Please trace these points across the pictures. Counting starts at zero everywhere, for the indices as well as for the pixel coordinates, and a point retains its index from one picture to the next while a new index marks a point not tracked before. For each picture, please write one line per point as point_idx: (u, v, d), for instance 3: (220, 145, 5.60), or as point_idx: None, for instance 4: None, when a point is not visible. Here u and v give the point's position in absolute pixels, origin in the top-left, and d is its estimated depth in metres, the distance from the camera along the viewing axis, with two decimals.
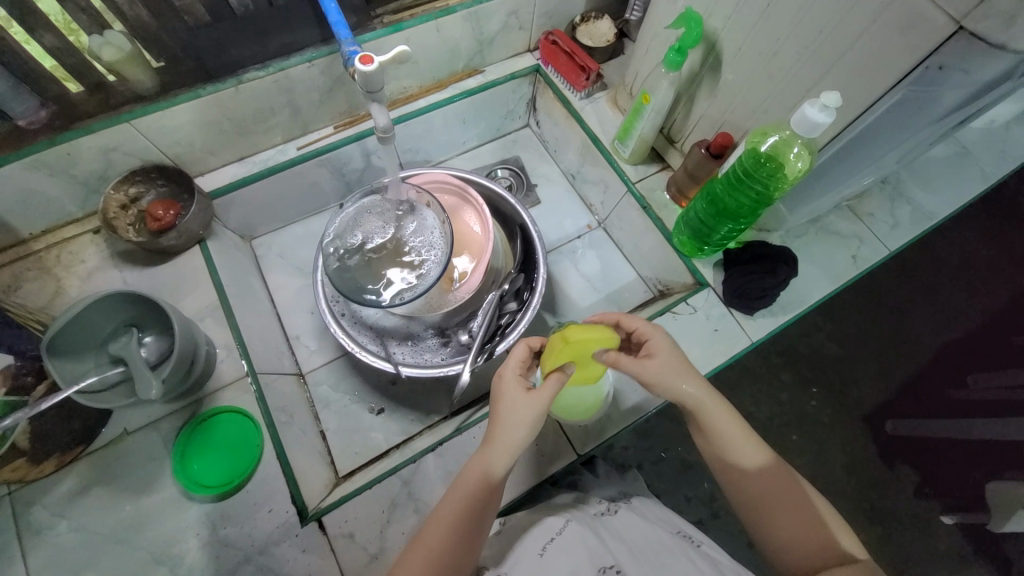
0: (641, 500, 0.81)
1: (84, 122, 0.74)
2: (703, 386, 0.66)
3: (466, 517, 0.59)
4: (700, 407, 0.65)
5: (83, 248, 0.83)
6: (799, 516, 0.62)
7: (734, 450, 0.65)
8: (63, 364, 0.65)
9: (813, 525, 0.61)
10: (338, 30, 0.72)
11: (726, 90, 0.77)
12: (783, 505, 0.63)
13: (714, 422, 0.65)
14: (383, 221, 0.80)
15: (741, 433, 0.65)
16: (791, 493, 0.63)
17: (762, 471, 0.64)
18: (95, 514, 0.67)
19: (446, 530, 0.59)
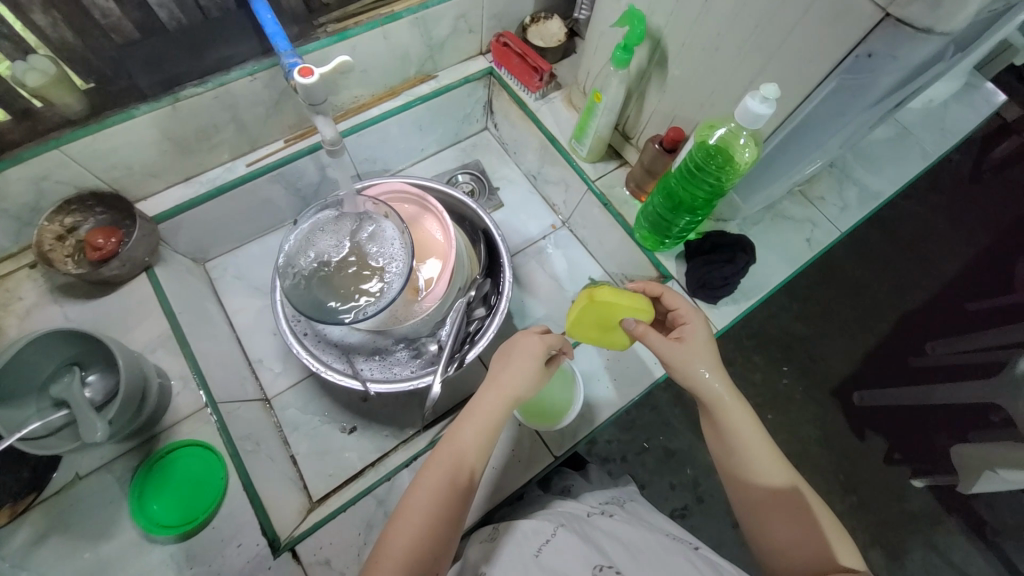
0: (634, 507, 0.82)
1: (11, 153, 0.69)
2: (726, 383, 0.67)
3: (448, 489, 0.58)
4: (722, 401, 0.66)
5: (19, 284, 0.78)
6: (795, 521, 0.62)
7: (748, 452, 0.65)
8: (2, 411, 0.60)
9: (814, 534, 0.60)
10: (277, 41, 0.69)
11: (675, 85, 0.78)
12: (781, 507, 0.63)
13: (734, 421, 0.66)
14: (336, 238, 0.77)
15: (760, 435, 0.66)
16: (792, 497, 0.63)
17: (770, 476, 0.64)
18: (48, 568, 0.62)
19: (418, 523, 0.56)
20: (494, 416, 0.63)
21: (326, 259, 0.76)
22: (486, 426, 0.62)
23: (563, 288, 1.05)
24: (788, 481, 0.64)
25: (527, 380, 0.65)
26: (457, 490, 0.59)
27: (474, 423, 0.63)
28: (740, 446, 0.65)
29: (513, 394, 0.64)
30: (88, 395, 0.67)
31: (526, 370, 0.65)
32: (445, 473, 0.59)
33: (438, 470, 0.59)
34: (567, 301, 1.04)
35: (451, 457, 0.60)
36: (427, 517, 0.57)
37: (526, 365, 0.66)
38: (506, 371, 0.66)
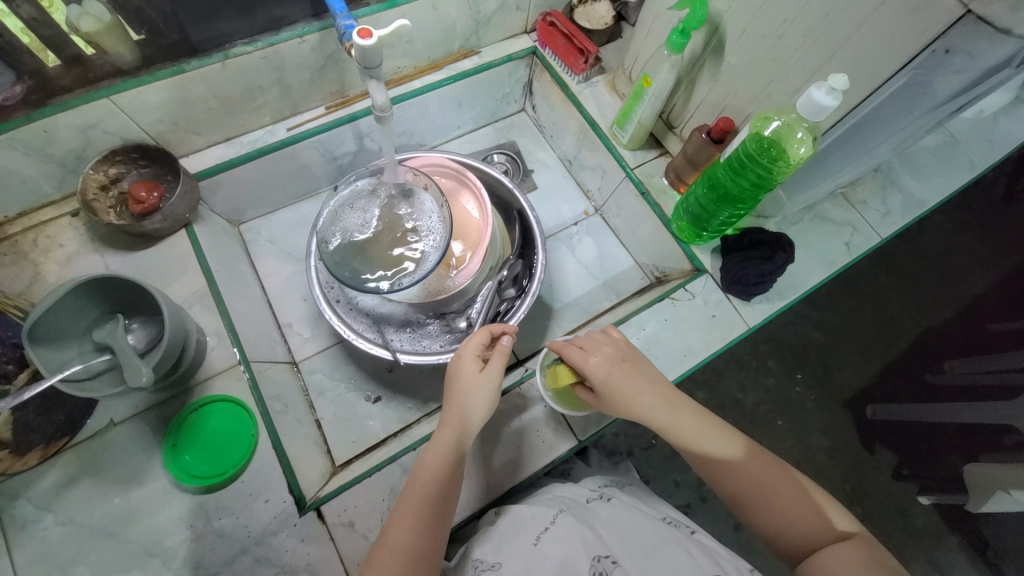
0: (632, 491, 0.81)
1: (61, 97, 0.69)
2: (660, 403, 0.66)
3: (423, 522, 0.58)
4: (662, 418, 0.66)
5: (61, 231, 0.79)
6: (786, 503, 0.61)
7: (708, 449, 0.65)
8: (47, 352, 0.62)
9: (802, 512, 0.61)
10: (333, 3, 0.69)
11: (729, 74, 0.77)
12: (768, 499, 0.62)
13: (680, 427, 0.65)
14: (363, 217, 0.76)
15: (710, 427, 0.66)
16: (772, 479, 0.63)
17: (739, 466, 0.64)
18: (83, 507, 0.64)
19: (410, 525, 0.57)
20: (452, 446, 0.63)
21: (353, 238, 0.76)
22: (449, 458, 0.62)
23: (592, 275, 1.04)
24: (758, 463, 0.64)
25: (479, 414, 0.65)
26: (431, 519, 0.58)
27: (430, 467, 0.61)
28: (697, 446, 0.65)
29: (471, 426, 0.64)
30: (131, 342, 0.68)
31: (477, 404, 0.65)
32: (413, 508, 0.58)
33: (404, 511, 0.58)
34: (594, 288, 1.03)
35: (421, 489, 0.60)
36: (414, 525, 0.57)
37: (476, 400, 0.65)
38: (457, 405, 0.66)
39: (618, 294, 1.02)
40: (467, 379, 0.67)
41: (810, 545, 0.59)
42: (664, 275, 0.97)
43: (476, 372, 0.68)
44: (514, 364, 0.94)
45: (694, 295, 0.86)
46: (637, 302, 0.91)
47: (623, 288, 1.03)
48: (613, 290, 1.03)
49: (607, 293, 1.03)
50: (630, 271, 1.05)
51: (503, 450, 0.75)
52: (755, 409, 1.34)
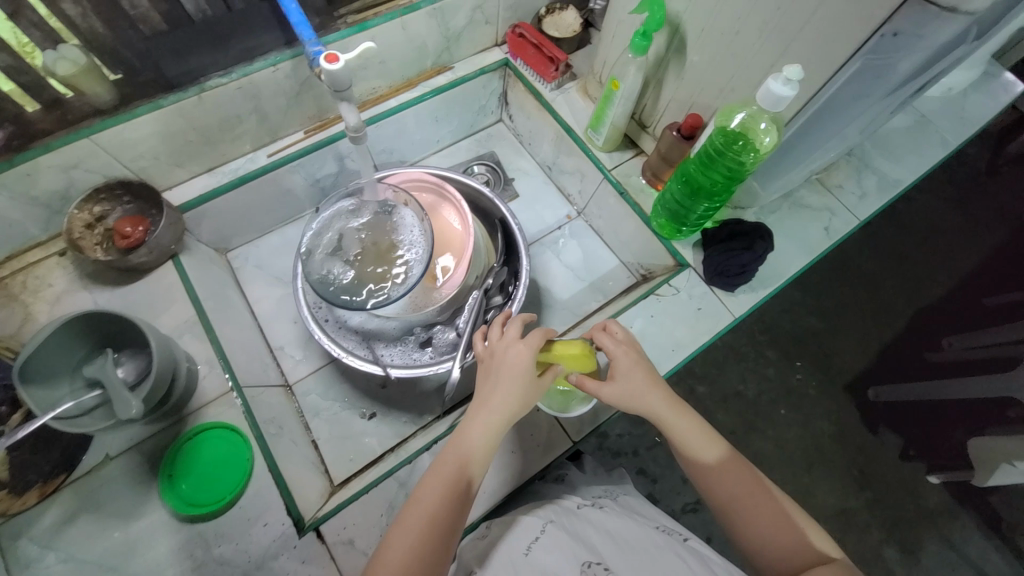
0: (625, 500, 0.81)
1: (41, 140, 0.71)
2: (658, 399, 0.66)
3: (443, 508, 0.58)
4: (658, 415, 0.66)
5: (49, 271, 0.80)
6: (772, 517, 0.62)
7: (696, 452, 0.66)
8: (37, 390, 0.60)
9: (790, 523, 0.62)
10: (301, 31, 0.70)
11: (692, 72, 0.78)
12: (758, 515, 0.62)
13: (675, 427, 0.66)
14: (330, 268, 0.77)
15: (702, 429, 0.67)
16: (758, 495, 0.64)
17: (728, 467, 0.65)
18: (81, 544, 0.64)
19: (429, 509, 0.57)
20: (492, 427, 0.62)
21: (323, 290, 0.75)
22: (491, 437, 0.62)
23: (578, 277, 1.05)
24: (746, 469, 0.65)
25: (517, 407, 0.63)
26: (457, 497, 0.59)
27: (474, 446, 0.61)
28: (685, 446, 0.66)
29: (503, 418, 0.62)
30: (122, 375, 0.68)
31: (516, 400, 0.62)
32: (448, 478, 0.59)
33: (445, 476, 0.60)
34: (583, 290, 1.03)
35: (453, 465, 0.60)
36: (433, 511, 0.57)
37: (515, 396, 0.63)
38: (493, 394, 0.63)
39: (607, 294, 1.02)
40: (521, 363, 0.63)
41: (796, 562, 0.59)
42: (650, 272, 0.98)
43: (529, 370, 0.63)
44: None
45: (679, 290, 0.87)
46: (622, 301, 0.92)
47: (610, 289, 1.02)
48: (601, 290, 1.03)
49: (596, 294, 1.03)
50: (617, 271, 1.05)
51: (499, 458, 0.74)
52: (755, 400, 1.34)
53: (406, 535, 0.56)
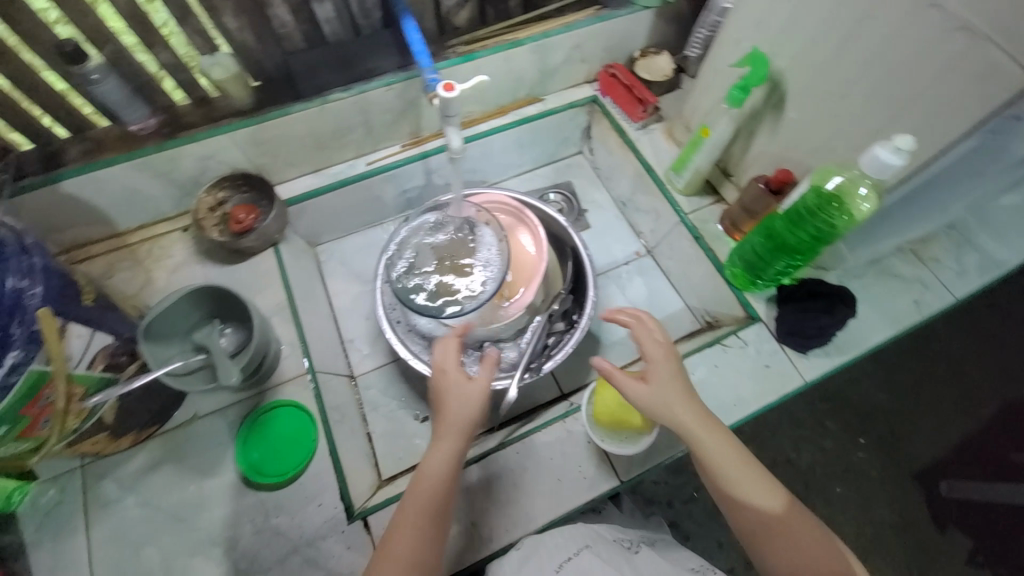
0: (664, 547, 0.78)
1: (188, 131, 0.81)
2: (695, 413, 0.64)
3: (431, 504, 0.62)
4: (695, 429, 0.64)
5: (171, 244, 0.90)
6: (804, 550, 0.59)
7: (740, 485, 0.62)
8: (156, 346, 0.68)
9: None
10: (420, 59, 0.76)
11: (788, 128, 0.78)
12: (788, 545, 0.60)
13: (716, 450, 0.63)
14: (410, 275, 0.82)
15: (747, 459, 0.63)
16: (790, 526, 0.61)
17: (775, 510, 0.61)
18: (160, 492, 0.71)
19: (422, 507, 0.61)
20: (456, 429, 0.66)
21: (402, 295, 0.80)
22: (473, 412, 0.68)
23: None
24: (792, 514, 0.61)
25: (469, 410, 0.67)
26: (443, 492, 0.63)
27: (453, 430, 0.66)
28: (726, 475, 0.62)
29: (461, 422, 0.67)
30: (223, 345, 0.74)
31: (466, 405, 0.68)
32: (430, 484, 0.63)
33: (436, 463, 0.64)
34: None
35: (434, 473, 0.64)
36: (425, 508, 0.61)
37: (465, 402, 0.68)
38: (445, 408, 0.68)
39: (668, 336, 1.01)
40: (451, 379, 0.69)
41: None
42: (716, 321, 0.96)
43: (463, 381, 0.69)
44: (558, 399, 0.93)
45: (747, 343, 0.85)
46: (684, 346, 0.91)
47: (672, 331, 1.02)
48: (662, 331, 1.02)
49: None
50: (681, 313, 1.04)
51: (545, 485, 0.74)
52: (809, 472, 1.26)
53: (405, 532, 0.60)
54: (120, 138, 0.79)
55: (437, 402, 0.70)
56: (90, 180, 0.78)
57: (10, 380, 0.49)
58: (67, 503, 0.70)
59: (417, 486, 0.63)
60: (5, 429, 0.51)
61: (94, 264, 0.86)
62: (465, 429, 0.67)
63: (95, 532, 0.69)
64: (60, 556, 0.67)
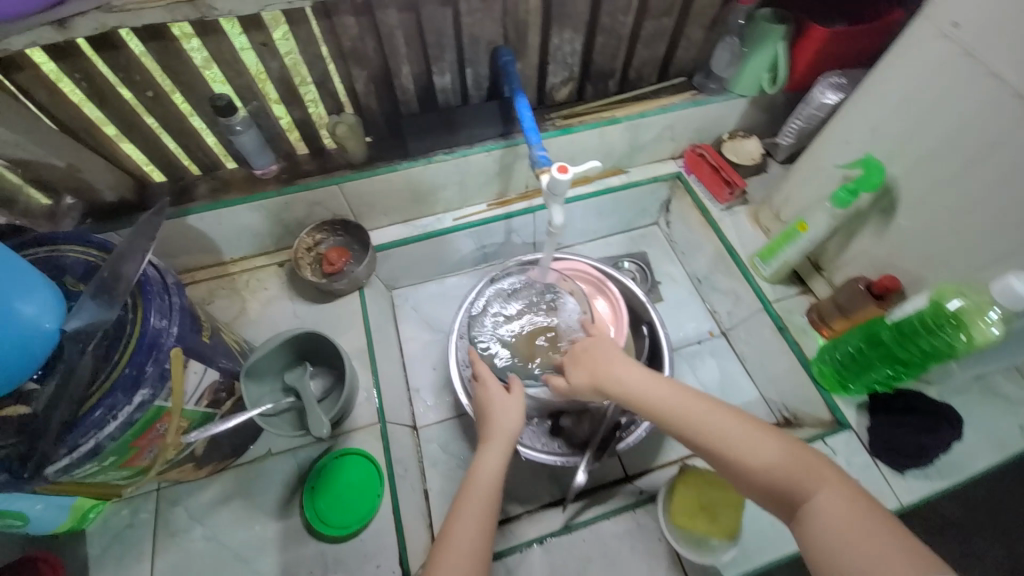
0: None
1: (303, 179, 0.87)
2: (625, 368, 0.65)
3: (488, 495, 0.64)
4: (633, 383, 0.63)
5: (268, 277, 0.95)
6: (821, 504, 0.47)
7: (707, 430, 0.56)
8: (252, 385, 0.71)
9: (858, 517, 0.45)
10: (530, 135, 0.80)
11: (895, 235, 0.76)
12: (806, 504, 0.48)
13: (659, 401, 0.60)
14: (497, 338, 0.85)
15: (707, 402, 0.58)
16: (800, 481, 0.50)
17: (758, 450, 0.53)
18: (226, 527, 0.72)
19: (482, 501, 0.63)
20: (506, 435, 0.71)
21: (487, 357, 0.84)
22: (515, 420, 0.73)
23: None
24: (779, 448, 0.53)
25: (514, 418, 0.73)
26: (497, 491, 0.65)
27: (502, 434, 0.72)
28: (687, 422, 0.57)
29: (508, 430, 0.72)
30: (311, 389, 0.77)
31: (511, 413, 0.74)
32: (486, 481, 0.66)
33: (489, 465, 0.68)
34: None
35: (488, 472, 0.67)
36: (484, 505, 0.63)
37: (510, 411, 0.74)
38: (493, 416, 0.74)
39: None
40: (494, 391, 0.76)
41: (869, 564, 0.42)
42: (795, 418, 0.92)
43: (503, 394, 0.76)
44: (622, 480, 0.86)
45: (836, 452, 0.80)
46: None
47: None
48: None
49: None
50: (756, 405, 0.98)
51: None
52: None
53: (466, 524, 0.61)
54: (244, 179, 0.86)
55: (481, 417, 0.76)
56: (212, 216, 0.84)
57: (136, 416, 0.50)
58: (139, 525, 0.72)
59: (470, 484, 0.66)
60: (114, 457, 0.53)
61: (197, 289, 0.92)
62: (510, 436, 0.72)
63: (160, 560, 0.70)
64: None
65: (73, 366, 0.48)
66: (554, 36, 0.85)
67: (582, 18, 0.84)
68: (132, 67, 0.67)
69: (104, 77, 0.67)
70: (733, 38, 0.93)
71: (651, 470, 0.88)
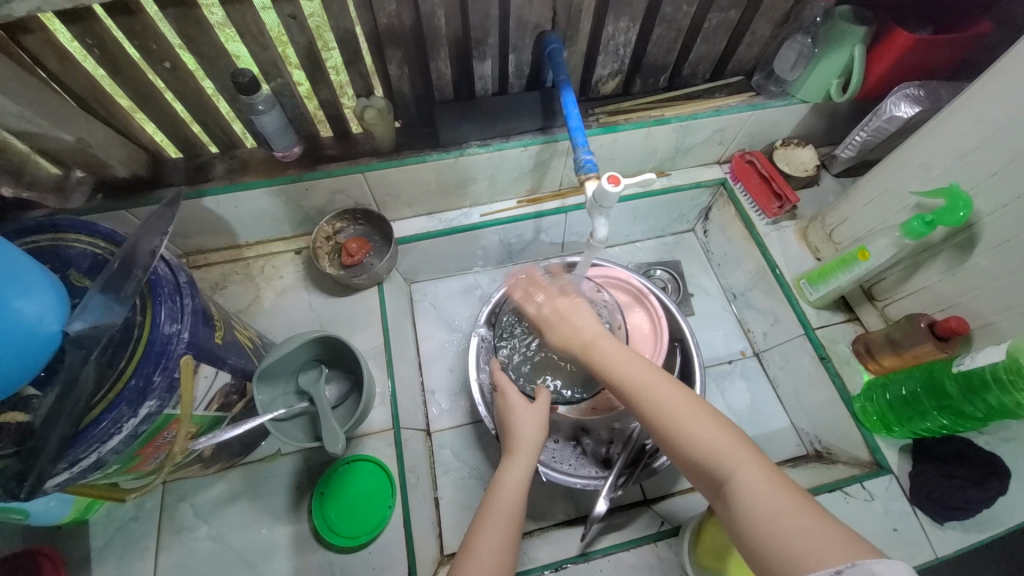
0: None
1: (326, 165, 0.81)
2: (579, 331, 0.65)
3: (506, 518, 0.59)
4: (587, 346, 0.64)
5: (284, 264, 0.91)
6: (746, 486, 0.48)
7: (651, 402, 0.57)
8: (266, 388, 0.67)
9: (775, 492, 0.47)
10: (576, 135, 0.73)
11: (970, 273, 0.69)
12: (732, 484, 0.49)
13: (615, 371, 0.60)
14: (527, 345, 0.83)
15: (653, 375, 0.59)
16: (729, 462, 0.50)
17: (694, 422, 0.54)
18: (233, 527, 0.71)
19: (501, 520, 0.59)
20: (529, 453, 0.66)
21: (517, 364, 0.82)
22: (532, 432, 0.68)
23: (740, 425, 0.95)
24: (715, 423, 0.53)
25: (535, 430, 0.69)
26: (520, 515, 0.61)
27: (526, 446, 0.67)
28: (633, 393, 0.58)
29: (533, 446, 0.67)
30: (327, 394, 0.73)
31: (532, 428, 0.69)
32: (510, 505, 0.61)
33: (513, 478, 0.64)
34: None
35: (513, 499, 0.61)
36: (506, 528, 0.58)
37: (531, 422, 0.69)
38: (514, 431, 0.69)
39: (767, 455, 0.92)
40: (514, 403, 0.72)
41: (789, 549, 0.43)
42: (828, 452, 0.87)
43: (526, 406, 0.72)
44: (640, 503, 0.84)
45: (874, 498, 0.75)
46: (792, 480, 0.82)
47: (773, 451, 0.92)
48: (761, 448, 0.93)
49: None
50: (785, 434, 0.94)
51: None
52: None
53: (482, 549, 0.56)
54: (264, 161, 0.80)
55: (505, 428, 0.71)
56: (229, 198, 0.79)
57: (140, 429, 0.47)
58: (143, 519, 0.70)
59: (494, 499, 0.61)
60: (119, 464, 0.50)
61: (210, 273, 0.88)
62: (534, 450, 0.67)
63: (164, 559, 0.68)
64: None
65: (74, 375, 0.43)
66: (609, 25, 0.77)
67: (641, 5, 0.75)
68: (147, 35, 0.61)
69: (117, 43, 0.61)
70: (804, 37, 0.84)
71: (671, 493, 0.86)
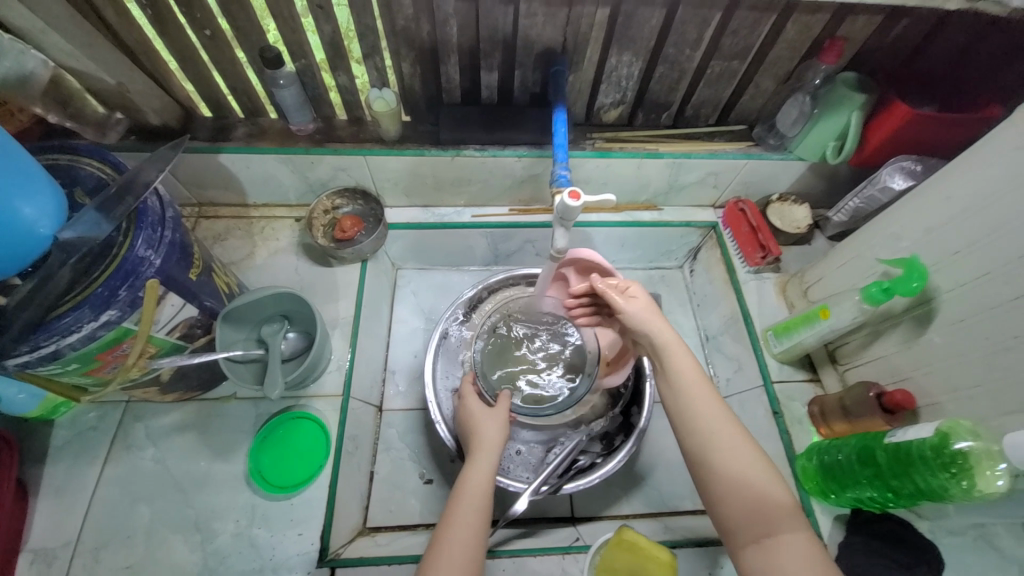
0: None
1: (333, 144, 0.88)
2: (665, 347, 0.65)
3: (477, 515, 0.62)
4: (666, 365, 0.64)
5: (282, 228, 0.98)
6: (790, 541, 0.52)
7: (719, 441, 0.59)
8: (228, 329, 0.72)
9: (814, 556, 0.51)
10: (557, 152, 0.79)
11: (924, 350, 0.69)
12: (775, 535, 0.53)
13: (689, 400, 0.61)
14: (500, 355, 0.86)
15: (724, 416, 0.60)
16: (778, 514, 0.54)
17: (757, 474, 0.56)
18: (176, 455, 0.76)
19: (472, 517, 0.61)
20: (491, 454, 0.68)
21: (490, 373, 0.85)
22: (494, 433, 0.71)
23: None
24: (769, 475, 0.57)
25: (497, 431, 0.71)
26: (485, 508, 0.63)
27: (486, 445, 0.69)
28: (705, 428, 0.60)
29: (492, 445, 0.69)
30: (283, 347, 0.78)
31: (495, 428, 0.71)
32: (477, 505, 0.63)
33: (476, 476, 0.66)
34: None
35: (479, 499, 0.63)
36: (474, 525, 0.61)
37: (495, 425, 0.72)
38: (478, 432, 0.71)
39: None
40: (477, 409, 0.74)
41: None
42: None
43: (481, 408, 0.74)
44: (565, 520, 0.84)
45: None
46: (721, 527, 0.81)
47: None
48: None
49: None
50: None
51: None
52: None
53: (464, 550, 0.59)
54: (279, 131, 0.88)
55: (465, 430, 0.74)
56: (242, 159, 0.87)
57: (98, 332, 0.54)
58: (100, 431, 0.76)
59: (460, 497, 0.63)
60: (78, 364, 0.56)
61: (215, 224, 0.96)
62: (494, 446, 0.69)
63: (109, 470, 0.74)
64: (73, 479, 0.73)
65: (52, 273, 0.50)
66: (612, 57, 0.82)
67: (644, 43, 0.80)
68: (194, 4, 0.70)
69: (168, 8, 0.70)
70: (806, 96, 0.86)
71: (602, 518, 0.85)
